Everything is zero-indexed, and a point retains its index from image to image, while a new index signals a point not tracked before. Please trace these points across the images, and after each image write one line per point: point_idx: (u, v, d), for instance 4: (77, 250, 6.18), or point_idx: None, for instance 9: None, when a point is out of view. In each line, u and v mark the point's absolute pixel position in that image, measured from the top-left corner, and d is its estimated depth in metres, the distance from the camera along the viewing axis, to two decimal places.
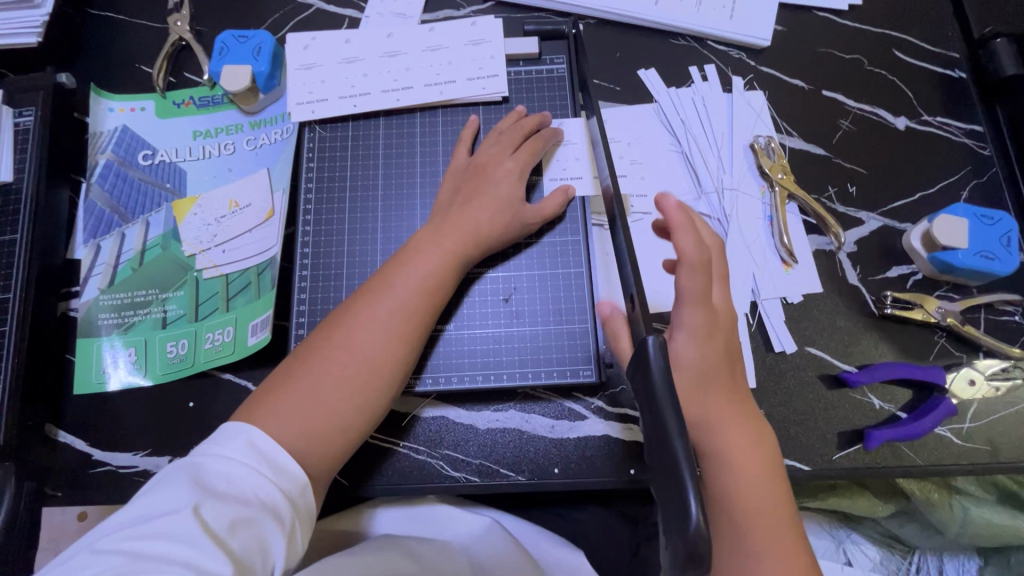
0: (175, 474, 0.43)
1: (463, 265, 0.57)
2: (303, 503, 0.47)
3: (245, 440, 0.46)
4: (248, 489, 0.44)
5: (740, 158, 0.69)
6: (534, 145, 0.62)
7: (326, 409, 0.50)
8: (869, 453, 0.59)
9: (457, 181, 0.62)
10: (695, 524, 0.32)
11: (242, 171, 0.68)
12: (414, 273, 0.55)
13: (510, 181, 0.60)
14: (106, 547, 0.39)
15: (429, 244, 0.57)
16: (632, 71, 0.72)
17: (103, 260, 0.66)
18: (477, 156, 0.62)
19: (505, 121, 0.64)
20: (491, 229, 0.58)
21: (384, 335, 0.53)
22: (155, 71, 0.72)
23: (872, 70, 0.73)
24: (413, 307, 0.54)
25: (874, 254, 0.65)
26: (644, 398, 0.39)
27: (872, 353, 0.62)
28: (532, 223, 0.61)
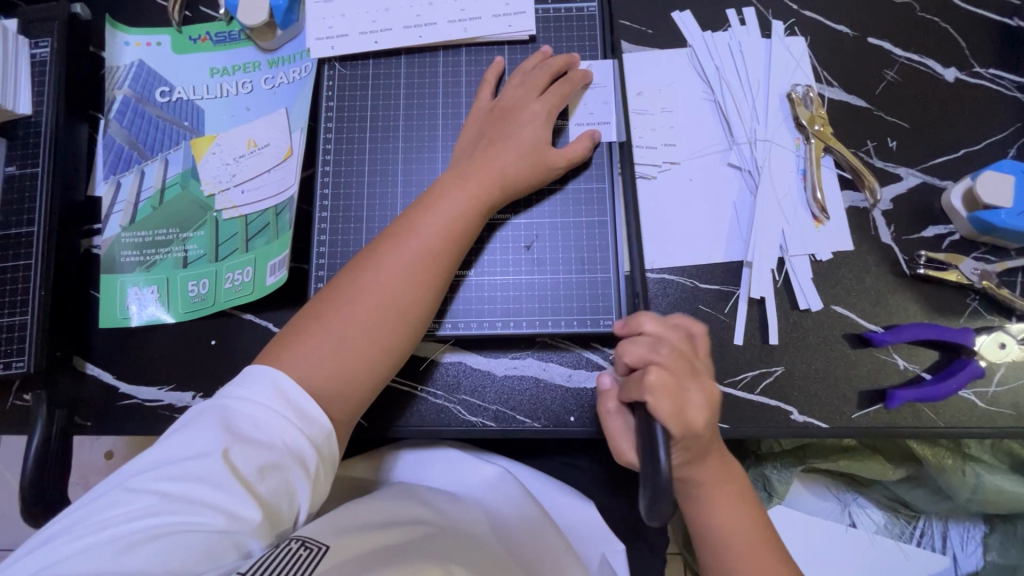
0: (203, 417, 0.44)
1: (486, 210, 0.56)
2: (329, 450, 0.47)
3: (272, 382, 0.46)
4: (275, 436, 0.44)
5: (775, 108, 0.66)
6: (562, 89, 0.60)
7: (352, 352, 0.50)
8: (890, 414, 0.58)
9: (480, 126, 0.60)
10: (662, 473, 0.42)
11: (260, 110, 0.67)
12: (438, 220, 0.54)
13: (536, 126, 0.58)
14: (139, 486, 0.41)
15: (453, 189, 0.55)
16: (666, 13, 0.68)
17: (124, 197, 0.66)
18: (502, 99, 0.60)
19: (530, 62, 0.62)
20: (516, 174, 0.57)
21: (408, 280, 0.53)
22: (170, 3, 0.69)
23: (923, 16, 0.68)
24: (436, 253, 0.54)
25: (911, 212, 0.63)
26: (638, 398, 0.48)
27: (901, 314, 0.60)
28: (557, 167, 0.58)
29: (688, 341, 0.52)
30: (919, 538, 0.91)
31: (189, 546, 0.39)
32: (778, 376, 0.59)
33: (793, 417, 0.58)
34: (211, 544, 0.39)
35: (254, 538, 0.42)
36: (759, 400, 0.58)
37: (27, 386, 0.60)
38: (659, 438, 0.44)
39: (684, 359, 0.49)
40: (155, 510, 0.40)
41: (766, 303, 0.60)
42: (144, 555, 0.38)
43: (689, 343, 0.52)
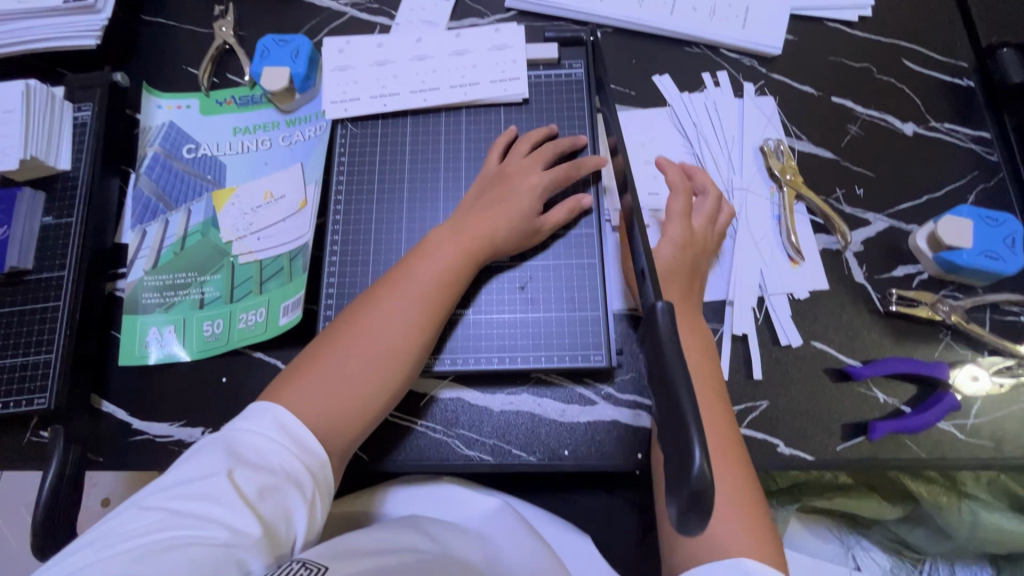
0: (211, 444, 0.48)
1: (477, 261, 0.61)
2: (325, 478, 0.50)
3: (272, 416, 0.50)
4: (274, 459, 0.47)
5: (750, 160, 0.71)
6: (565, 172, 0.64)
7: (346, 389, 0.53)
8: (874, 445, 0.60)
9: (483, 186, 0.65)
10: (699, 471, 0.32)
11: (277, 165, 0.73)
12: (432, 267, 0.59)
13: (531, 193, 0.63)
14: (150, 504, 0.44)
15: (447, 241, 0.60)
16: (647, 77, 0.76)
17: (148, 244, 0.71)
18: (507, 164, 0.66)
19: (533, 137, 0.67)
20: (508, 232, 0.62)
21: (404, 322, 0.56)
22: (201, 72, 0.77)
23: (880, 77, 0.75)
24: (430, 298, 0.58)
25: (881, 254, 0.67)
26: (654, 367, 0.38)
27: (878, 348, 0.64)
28: (541, 228, 0.63)
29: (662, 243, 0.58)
30: None
31: (194, 558, 0.40)
32: (764, 410, 0.61)
33: (779, 449, 0.60)
34: (212, 555, 0.41)
35: (253, 555, 0.43)
36: (746, 433, 0.61)
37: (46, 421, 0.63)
38: (689, 413, 0.34)
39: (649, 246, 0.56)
40: (164, 524, 0.42)
41: (749, 339, 0.64)
42: (154, 565, 0.40)
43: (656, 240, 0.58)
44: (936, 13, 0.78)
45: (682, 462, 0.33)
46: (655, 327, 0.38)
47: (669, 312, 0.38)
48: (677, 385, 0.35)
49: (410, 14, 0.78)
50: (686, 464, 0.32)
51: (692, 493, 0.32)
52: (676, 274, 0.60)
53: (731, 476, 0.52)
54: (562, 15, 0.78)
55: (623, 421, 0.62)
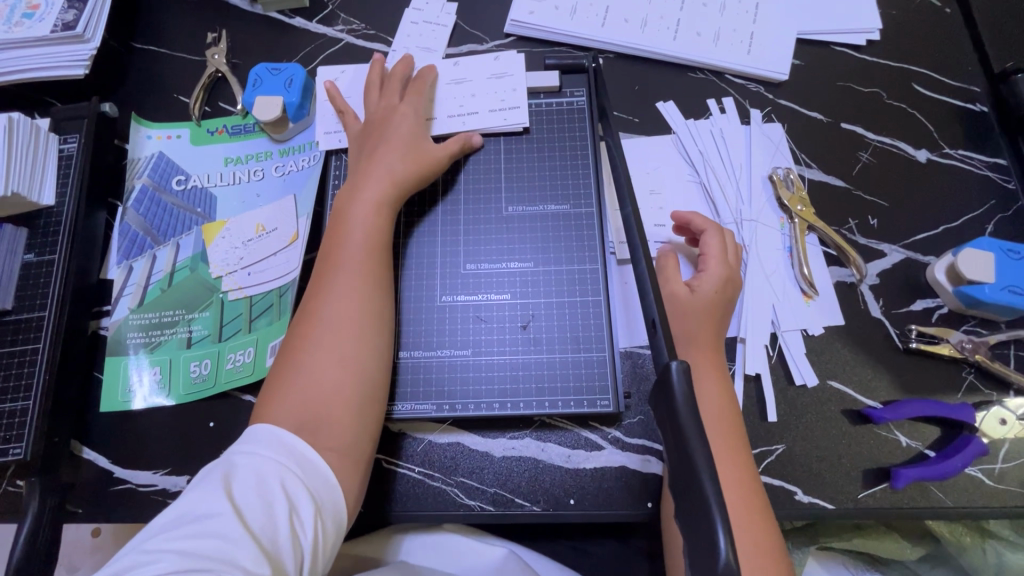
0: (208, 476, 0.43)
1: (391, 210, 0.61)
2: (335, 509, 0.47)
3: (271, 437, 0.47)
4: (279, 486, 0.43)
5: (758, 189, 0.69)
6: (418, 87, 0.68)
7: (321, 386, 0.51)
8: (898, 493, 0.57)
9: (361, 138, 0.65)
10: (724, 560, 0.29)
11: (269, 197, 0.71)
12: (353, 234, 0.58)
13: (410, 124, 0.65)
14: (150, 549, 0.39)
15: (354, 203, 0.60)
16: (651, 104, 0.73)
17: (134, 280, 0.68)
18: (370, 112, 0.66)
19: (371, 82, 0.68)
20: (409, 173, 0.62)
21: (342, 295, 0.55)
22: (192, 100, 0.75)
23: (890, 103, 0.73)
24: (362, 264, 0.56)
25: (898, 288, 0.64)
26: (667, 426, 0.35)
27: (898, 388, 0.61)
28: (439, 156, 0.64)
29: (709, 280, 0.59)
30: None
31: None
32: (780, 455, 0.58)
33: (798, 498, 0.57)
34: None
35: None
36: (763, 480, 0.57)
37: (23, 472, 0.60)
38: (712, 488, 0.31)
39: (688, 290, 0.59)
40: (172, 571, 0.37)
41: (763, 379, 0.61)
42: None
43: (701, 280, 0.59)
44: (946, 36, 0.77)
45: (706, 549, 0.30)
46: (669, 387, 0.35)
47: (683, 372, 0.35)
48: (696, 459, 0.32)
49: (407, 41, 0.76)
50: (711, 552, 0.30)
51: None
52: (713, 313, 0.58)
53: (751, 529, 0.49)
54: (563, 41, 0.76)
55: (631, 468, 0.58)
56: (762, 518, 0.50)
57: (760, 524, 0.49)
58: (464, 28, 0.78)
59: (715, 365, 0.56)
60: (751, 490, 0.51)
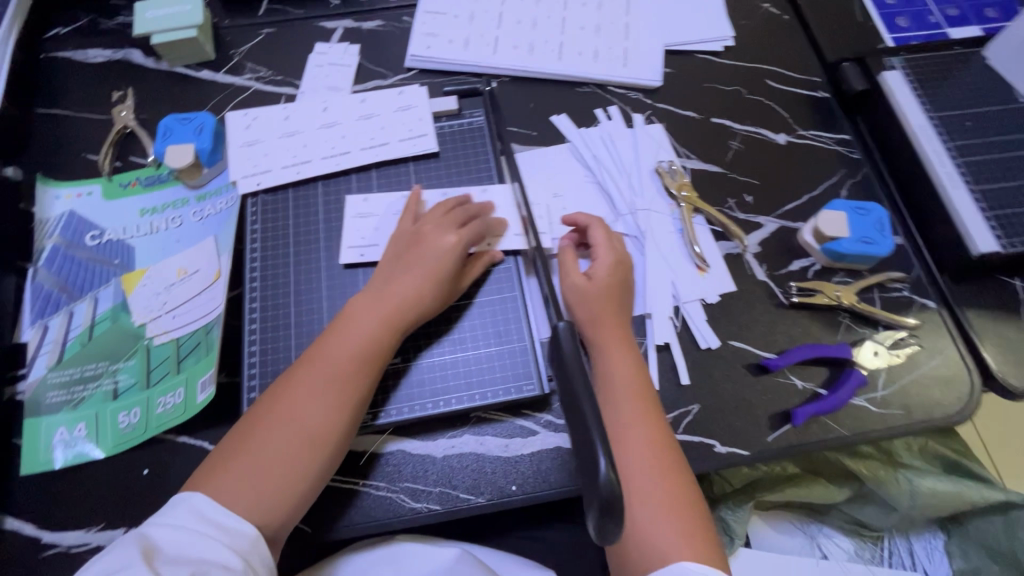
0: (130, 540, 0.47)
1: (400, 331, 0.60)
2: (255, 557, 0.49)
3: (191, 504, 0.50)
4: (195, 548, 0.47)
5: (649, 182, 0.76)
6: (477, 228, 0.65)
7: (261, 472, 0.52)
8: (800, 431, 0.63)
9: (399, 249, 0.65)
10: (605, 478, 0.34)
11: (189, 241, 0.72)
12: (350, 344, 0.57)
13: (448, 253, 0.63)
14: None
15: (368, 316, 0.59)
16: (546, 118, 0.81)
17: (51, 338, 0.67)
18: (420, 225, 0.65)
19: (439, 206, 0.67)
20: (426, 299, 0.61)
21: (318, 400, 0.55)
22: (101, 157, 0.76)
23: (749, 97, 0.84)
24: (347, 378, 0.56)
25: (776, 252, 0.73)
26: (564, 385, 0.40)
27: (788, 338, 0.68)
28: (461, 286, 0.65)
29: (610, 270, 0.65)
30: (889, 559, 0.89)
31: None
32: (696, 413, 0.64)
33: (716, 449, 0.62)
34: None
35: None
36: (684, 438, 0.63)
37: None
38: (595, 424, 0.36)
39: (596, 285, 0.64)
40: None
41: (673, 348, 0.67)
42: None
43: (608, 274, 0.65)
44: (787, 38, 0.89)
45: (592, 473, 0.34)
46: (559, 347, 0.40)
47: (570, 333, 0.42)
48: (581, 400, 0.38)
49: (313, 82, 0.81)
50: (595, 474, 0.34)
51: (604, 501, 0.33)
52: (611, 296, 0.64)
53: (665, 478, 0.54)
54: (459, 69, 0.83)
55: (565, 446, 0.62)
56: (677, 470, 0.55)
57: (675, 476, 0.55)
58: (367, 66, 0.84)
59: (623, 339, 0.62)
60: (666, 447, 0.56)
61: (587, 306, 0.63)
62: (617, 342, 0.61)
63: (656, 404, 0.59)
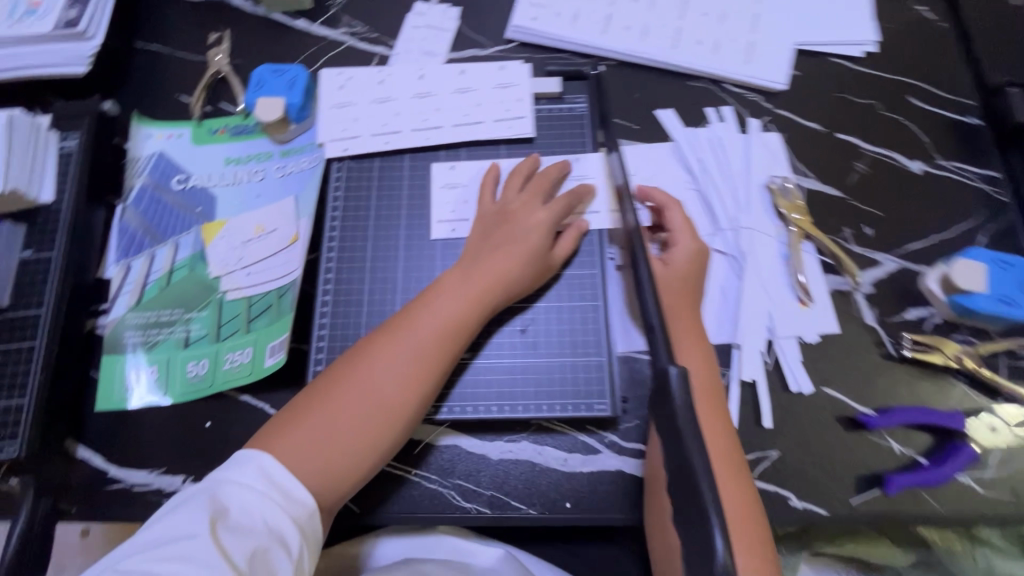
0: (191, 497, 0.44)
1: (488, 308, 0.57)
2: (311, 529, 0.47)
3: (257, 462, 0.47)
4: (257, 518, 0.44)
5: (756, 198, 0.70)
6: (566, 200, 0.63)
7: (337, 440, 0.49)
8: (891, 500, 0.57)
9: (486, 226, 0.63)
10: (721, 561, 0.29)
11: (270, 198, 0.71)
12: (436, 315, 0.55)
13: (540, 231, 0.61)
14: (130, 568, 0.40)
15: (455, 287, 0.57)
16: (651, 111, 0.74)
17: (132, 278, 0.68)
18: (509, 203, 0.63)
19: (519, 173, 0.65)
20: (517, 277, 0.59)
21: (404, 374, 0.52)
22: (194, 100, 0.76)
23: (885, 114, 0.74)
24: (430, 349, 0.53)
25: (891, 296, 0.65)
26: (667, 437, 0.36)
27: (891, 394, 0.61)
28: (554, 267, 0.62)
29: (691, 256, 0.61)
30: None
31: None
32: (775, 460, 0.59)
33: (791, 503, 0.57)
34: None
35: None
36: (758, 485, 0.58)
37: (17, 470, 0.60)
38: (707, 492, 0.31)
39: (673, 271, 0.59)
40: None
41: (759, 386, 0.61)
42: None
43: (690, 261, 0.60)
44: (941, 49, 0.78)
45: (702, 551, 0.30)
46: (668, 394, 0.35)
47: (683, 379, 0.35)
48: (694, 465, 0.32)
49: (410, 45, 0.77)
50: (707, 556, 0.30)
51: None
52: (683, 284, 0.59)
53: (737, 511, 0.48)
54: (564, 47, 0.77)
55: (628, 471, 0.59)
56: (756, 513, 0.49)
57: (746, 512, 0.49)
58: (466, 32, 0.78)
59: (694, 332, 0.56)
60: (743, 485, 0.50)
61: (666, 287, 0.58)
62: (691, 330, 0.56)
63: (722, 404, 0.54)
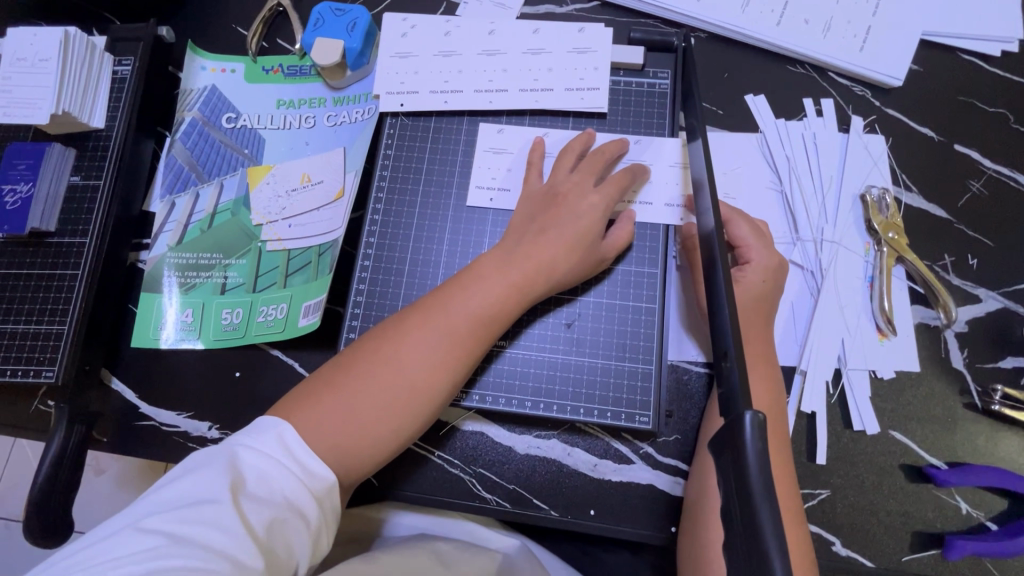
0: (209, 460, 0.42)
1: (529, 298, 0.53)
2: (330, 503, 0.45)
3: (277, 432, 0.44)
4: (277, 488, 0.42)
5: (847, 209, 0.62)
6: (622, 182, 0.57)
7: (358, 419, 0.47)
8: (947, 562, 0.52)
9: (533, 206, 0.57)
10: None
11: (319, 147, 0.67)
12: (473, 299, 0.51)
13: (593, 216, 0.55)
14: (146, 526, 0.38)
15: (495, 271, 0.52)
16: (739, 95, 0.66)
17: (175, 217, 0.66)
18: (558, 183, 0.57)
19: (569, 151, 0.59)
20: (564, 266, 0.54)
21: (434, 358, 0.49)
22: (250, 34, 0.71)
23: (1016, 127, 0.64)
24: (463, 334, 0.50)
25: (987, 339, 0.58)
26: (727, 489, 0.31)
27: (967, 448, 0.55)
28: (606, 259, 0.56)
29: (769, 273, 0.55)
30: None
31: None
32: (823, 501, 0.54)
33: (835, 548, 0.53)
34: None
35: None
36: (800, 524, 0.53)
37: (55, 395, 0.61)
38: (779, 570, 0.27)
39: (751, 292, 0.54)
40: (160, 552, 0.36)
41: (818, 419, 0.56)
42: None
43: (766, 281, 0.55)
44: None
45: None
46: (740, 444, 0.30)
47: (759, 427, 0.31)
48: (764, 533, 0.28)
49: None
50: None
51: None
52: (759, 309, 0.54)
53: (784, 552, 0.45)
54: (652, 12, 0.69)
55: (660, 488, 0.55)
56: (803, 562, 0.45)
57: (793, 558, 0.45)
58: None
59: (764, 362, 0.52)
60: (792, 530, 0.46)
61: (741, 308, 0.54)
62: (759, 357, 0.52)
63: (785, 445, 0.50)
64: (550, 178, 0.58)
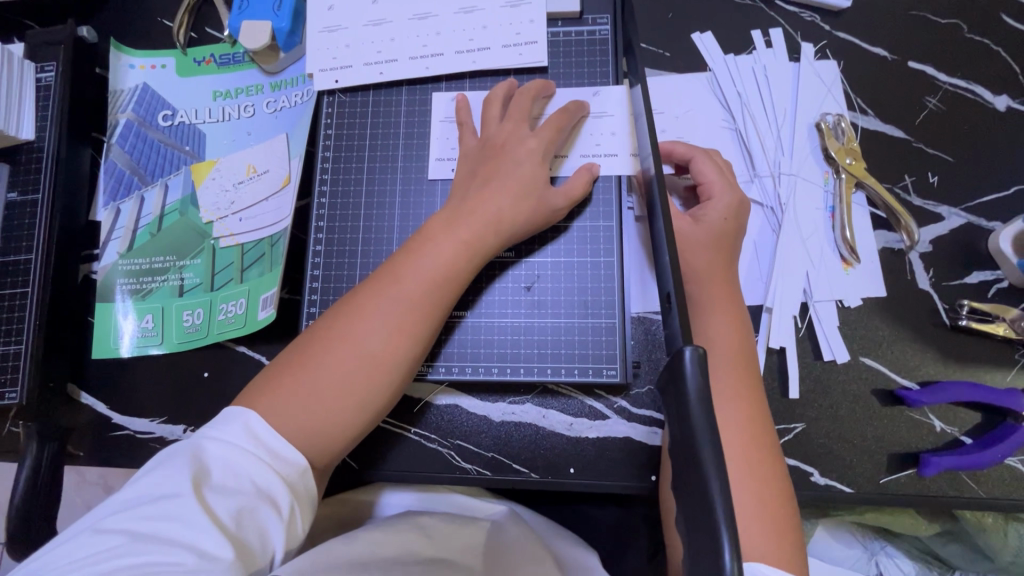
0: (174, 455, 0.42)
1: (481, 254, 0.51)
2: (305, 488, 0.44)
3: (241, 420, 0.44)
4: (245, 476, 0.42)
5: (802, 140, 0.61)
6: (559, 120, 0.56)
7: (322, 396, 0.46)
8: (923, 480, 0.53)
9: (471, 162, 0.56)
10: None
11: (261, 136, 0.65)
12: (423, 262, 0.50)
13: (535, 162, 0.54)
14: (112, 525, 0.39)
15: (444, 232, 0.51)
16: (684, 34, 0.64)
17: (123, 223, 0.65)
18: (492, 135, 0.56)
19: (498, 95, 0.57)
20: (512, 216, 0.52)
21: (390, 326, 0.48)
22: (176, 25, 0.68)
23: (970, 37, 0.62)
24: (418, 298, 0.49)
25: (951, 257, 0.57)
26: (675, 428, 0.31)
27: (938, 366, 0.55)
28: (560, 209, 0.55)
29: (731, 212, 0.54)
30: None
31: None
32: (798, 433, 0.54)
33: (813, 479, 0.53)
34: None
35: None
36: None
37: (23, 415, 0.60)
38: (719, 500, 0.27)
39: (710, 233, 0.53)
40: (127, 548, 0.37)
41: (787, 353, 0.56)
42: None
43: (729, 221, 0.54)
44: None
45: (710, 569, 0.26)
46: (681, 380, 0.30)
47: (698, 359, 0.30)
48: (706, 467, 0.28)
49: None
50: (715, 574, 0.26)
51: None
52: (720, 248, 0.53)
53: (758, 485, 0.45)
54: None
55: (636, 439, 0.55)
56: (778, 496, 0.46)
57: (766, 492, 0.45)
58: None
59: (727, 304, 0.51)
60: (765, 462, 0.47)
61: (699, 248, 0.53)
62: (725, 293, 0.52)
63: (755, 381, 0.50)
64: (484, 130, 0.57)
